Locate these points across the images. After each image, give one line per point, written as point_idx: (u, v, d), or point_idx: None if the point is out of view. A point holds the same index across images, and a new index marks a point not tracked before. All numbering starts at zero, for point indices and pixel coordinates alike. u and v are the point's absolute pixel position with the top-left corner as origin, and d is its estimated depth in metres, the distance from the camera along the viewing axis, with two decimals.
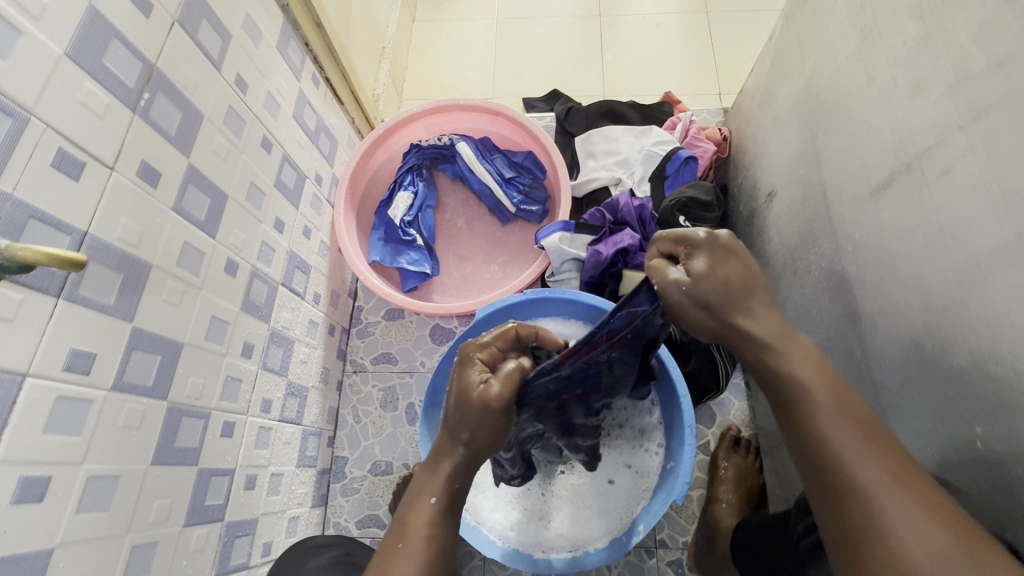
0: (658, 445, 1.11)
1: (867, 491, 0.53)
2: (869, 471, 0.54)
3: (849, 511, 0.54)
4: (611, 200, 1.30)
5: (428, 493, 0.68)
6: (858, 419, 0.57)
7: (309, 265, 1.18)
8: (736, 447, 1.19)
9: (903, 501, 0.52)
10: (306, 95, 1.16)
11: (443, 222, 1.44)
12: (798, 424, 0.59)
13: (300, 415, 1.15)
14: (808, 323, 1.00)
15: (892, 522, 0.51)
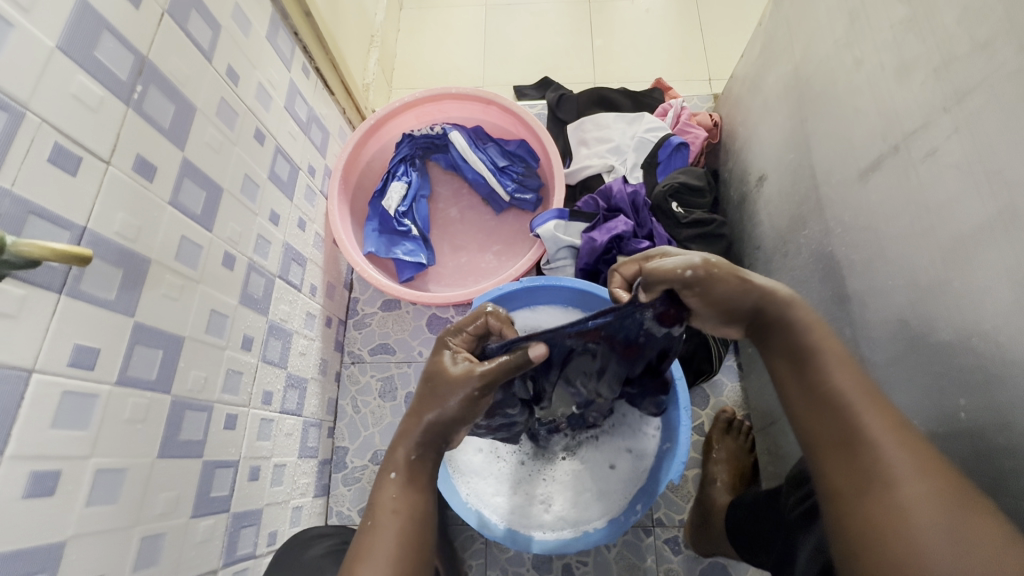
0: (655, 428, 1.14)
1: (867, 451, 0.56)
2: (871, 432, 0.57)
3: (847, 470, 0.57)
4: (604, 187, 1.31)
5: (385, 468, 0.72)
6: (865, 388, 0.60)
7: (305, 257, 1.18)
8: (730, 428, 1.22)
9: (903, 460, 0.54)
10: (296, 85, 1.15)
11: (437, 212, 1.44)
12: (808, 388, 0.63)
13: (300, 407, 1.15)
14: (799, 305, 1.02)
15: (889, 481, 0.54)
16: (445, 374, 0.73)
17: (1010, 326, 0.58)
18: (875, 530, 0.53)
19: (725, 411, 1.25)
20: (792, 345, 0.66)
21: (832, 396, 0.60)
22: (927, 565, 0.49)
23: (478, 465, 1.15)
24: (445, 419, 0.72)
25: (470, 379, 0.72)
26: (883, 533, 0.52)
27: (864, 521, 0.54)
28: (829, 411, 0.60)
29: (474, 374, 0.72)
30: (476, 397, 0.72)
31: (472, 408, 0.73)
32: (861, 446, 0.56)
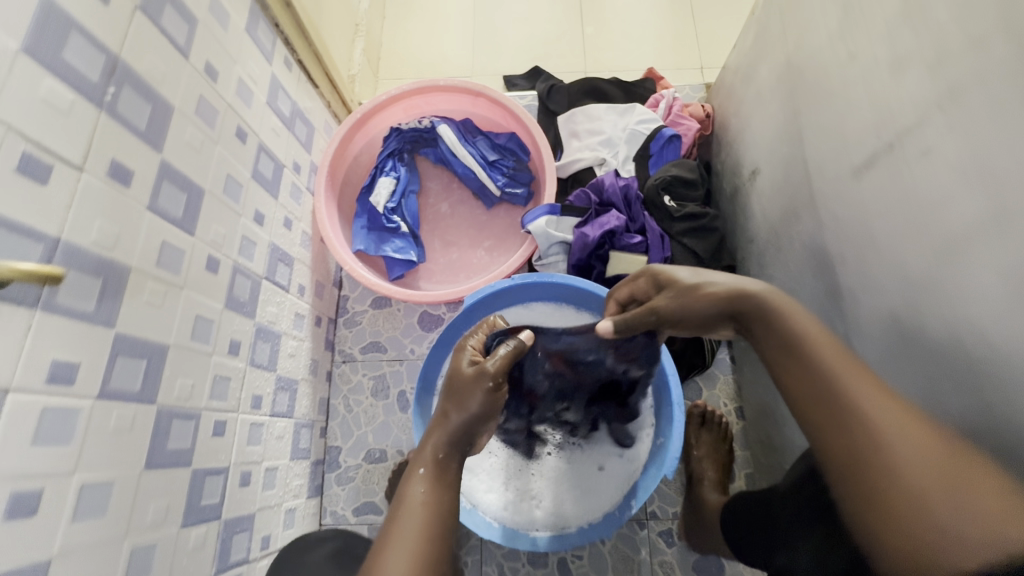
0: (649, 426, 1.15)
1: (855, 416, 0.55)
2: (854, 396, 0.56)
3: (843, 439, 0.55)
4: (596, 181, 1.29)
5: (415, 462, 0.73)
6: (845, 358, 0.60)
7: (292, 257, 1.16)
8: (704, 424, 1.23)
9: (889, 420, 0.53)
10: (278, 79, 1.12)
11: (427, 207, 1.41)
12: (796, 358, 0.62)
13: (290, 408, 1.14)
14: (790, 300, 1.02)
15: (883, 441, 0.52)
16: (461, 376, 0.81)
17: (1002, 327, 0.57)
18: (885, 495, 0.51)
19: (702, 406, 1.26)
20: (772, 321, 0.67)
21: (814, 368, 0.60)
22: (935, 512, 0.48)
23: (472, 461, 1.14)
24: (469, 412, 0.76)
25: (485, 373, 0.79)
26: (893, 496, 0.50)
27: (870, 488, 0.52)
28: (814, 384, 0.59)
29: (488, 369, 0.79)
30: (495, 390, 0.79)
31: (493, 401, 0.78)
32: (849, 412, 0.55)
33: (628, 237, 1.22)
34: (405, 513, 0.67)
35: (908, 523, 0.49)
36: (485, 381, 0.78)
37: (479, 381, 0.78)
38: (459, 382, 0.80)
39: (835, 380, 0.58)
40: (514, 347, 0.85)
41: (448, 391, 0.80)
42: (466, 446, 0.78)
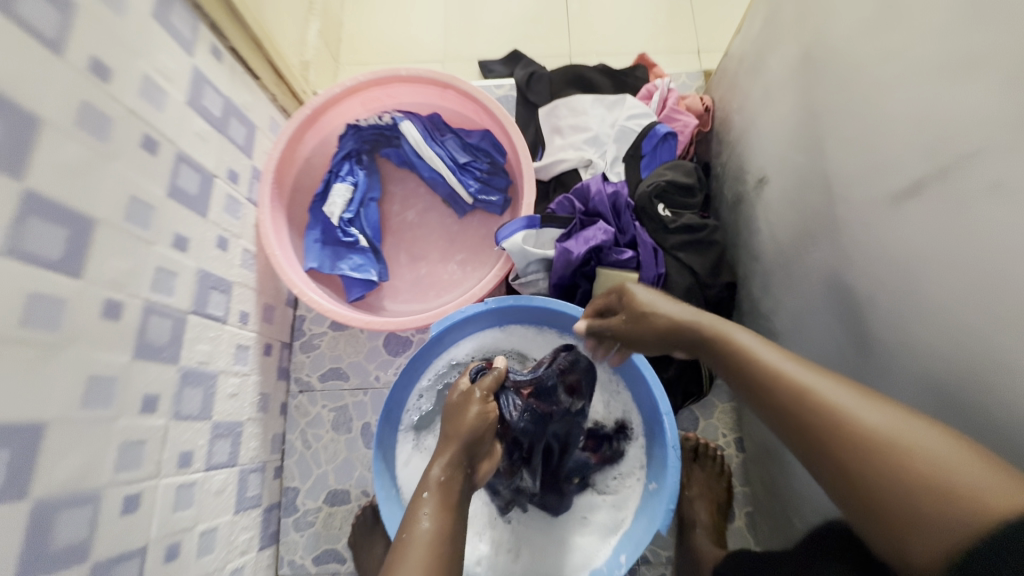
0: (639, 470, 1.03)
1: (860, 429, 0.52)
2: (852, 409, 0.53)
3: (859, 458, 0.51)
4: (581, 186, 1.13)
5: (420, 487, 0.71)
6: (812, 369, 0.59)
7: (229, 283, 1.00)
8: (697, 459, 1.12)
9: (898, 426, 0.51)
10: (204, 73, 0.94)
11: (391, 215, 1.26)
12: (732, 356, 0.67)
13: (233, 455, 1.01)
14: (801, 334, 0.88)
15: (901, 450, 0.49)
16: (453, 405, 0.83)
17: None
18: (922, 503, 0.47)
19: (696, 438, 1.14)
20: (740, 361, 0.66)
21: (805, 390, 0.57)
22: (885, 456, 0.50)
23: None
24: (464, 436, 0.76)
25: (473, 395, 0.82)
26: (932, 499, 0.47)
27: (900, 501, 0.48)
28: (809, 407, 0.56)
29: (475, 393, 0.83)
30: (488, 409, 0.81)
31: (488, 419, 0.80)
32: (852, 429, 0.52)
33: (616, 252, 1.07)
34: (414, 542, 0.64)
35: (869, 474, 0.50)
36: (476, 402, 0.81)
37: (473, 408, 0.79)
38: (451, 410, 0.82)
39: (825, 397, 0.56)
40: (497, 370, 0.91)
41: (448, 413, 0.82)
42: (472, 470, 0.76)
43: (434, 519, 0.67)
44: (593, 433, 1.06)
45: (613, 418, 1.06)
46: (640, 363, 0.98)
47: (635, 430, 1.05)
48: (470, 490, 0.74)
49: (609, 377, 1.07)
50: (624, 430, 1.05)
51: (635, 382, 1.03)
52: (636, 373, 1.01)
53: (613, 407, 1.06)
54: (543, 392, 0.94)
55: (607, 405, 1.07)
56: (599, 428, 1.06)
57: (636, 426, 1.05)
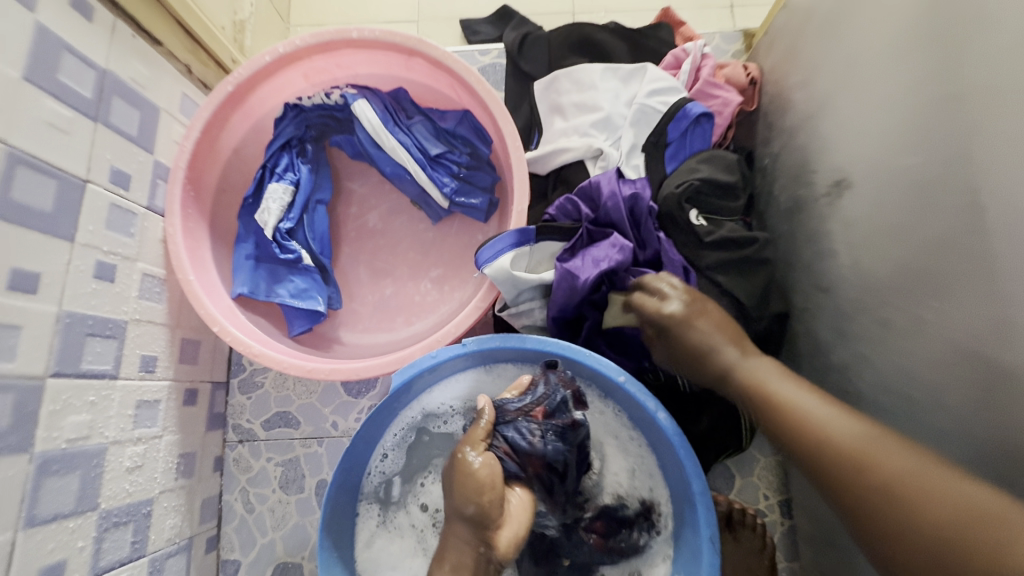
0: (665, 560, 0.81)
1: (883, 471, 0.53)
2: (877, 453, 0.54)
3: (888, 499, 0.51)
4: (587, 184, 0.87)
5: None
6: (836, 407, 0.59)
7: (121, 323, 0.75)
8: (731, 531, 0.88)
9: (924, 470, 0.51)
10: (58, 34, 0.66)
11: (348, 220, 1.00)
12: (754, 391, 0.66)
13: (140, 545, 0.78)
14: (896, 407, 0.63)
15: (924, 490, 0.50)
16: (450, 468, 0.72)
17: None
18: (950, 548, 0.47)
19: (732, 503, 0.91)
20: (766, 403, 0.64)
21: (830, 432, 0.57)
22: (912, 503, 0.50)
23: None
24: (463, 514, 0.66)
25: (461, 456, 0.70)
26: (962, 544, 0.46)
27: (932, 545, 0.48)
28: (837, 447, 0.56)
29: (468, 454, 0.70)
30: (488, 466, 0.69)
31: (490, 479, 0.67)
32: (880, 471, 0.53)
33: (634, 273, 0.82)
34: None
35: (897, 519, 0.50)
36: (472, 463, 0.69)
37: (472, 478, 0.67)
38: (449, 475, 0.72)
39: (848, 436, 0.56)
40: (486, 412, 0.76)
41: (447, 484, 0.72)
42: (486, 544, 0.66)
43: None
44: (607, 514, 0.83)
45: (636, 499, 0.83)
46: (674, 430, 0.75)
47: (662, 524, 0.82)
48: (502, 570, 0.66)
49: (634, 439, 0.85)
50: (648, 516, 0.82)
51: (664, 450, 0.80)
52: (667, 439, 0.77)
53: (638, 482, 0.84)
54: (557, 406, 0.77)
55: (632, 477, 0.84)
56: (618, 509, 0.83)
57: (662, 517, 0.82)
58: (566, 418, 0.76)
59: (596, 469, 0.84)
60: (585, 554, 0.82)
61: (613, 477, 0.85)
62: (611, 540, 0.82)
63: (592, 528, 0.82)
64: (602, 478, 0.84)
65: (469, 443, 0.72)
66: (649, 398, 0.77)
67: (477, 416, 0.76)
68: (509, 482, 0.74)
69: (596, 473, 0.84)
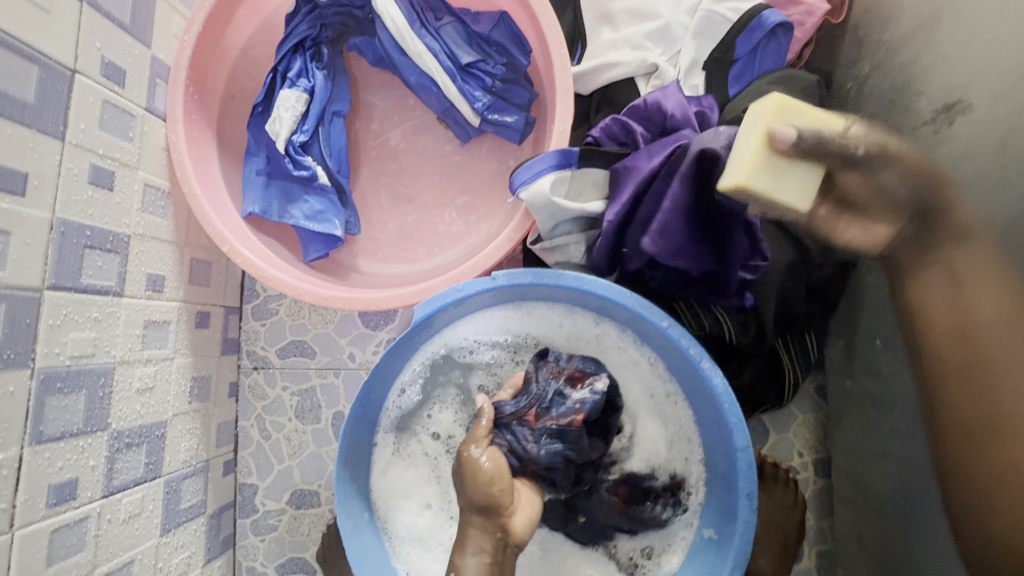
0: (688, 528, 0.78)
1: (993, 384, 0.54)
2: (1007, 372, 0.54)
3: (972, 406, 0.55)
4: (647, 102, 0.77)
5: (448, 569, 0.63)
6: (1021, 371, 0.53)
7: (123, 238, 0.69)
8: (767, 480, 0.85)
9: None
10: None
11: (368, 138, 0.91)
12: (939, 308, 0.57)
13: (154, 466, 0.76)
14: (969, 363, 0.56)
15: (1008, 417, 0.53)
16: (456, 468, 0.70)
17: None
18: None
19: (764, 456, 0.87)
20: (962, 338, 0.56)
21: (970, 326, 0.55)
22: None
23: (418, 521, 0.81)
24: (474, 504, 0.65)
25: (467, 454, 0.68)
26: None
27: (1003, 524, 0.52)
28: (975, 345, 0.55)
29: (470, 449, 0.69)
30: (493, 457, 0.68)
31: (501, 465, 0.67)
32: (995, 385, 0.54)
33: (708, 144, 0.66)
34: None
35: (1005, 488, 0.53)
36: (478, 461, 0.67)
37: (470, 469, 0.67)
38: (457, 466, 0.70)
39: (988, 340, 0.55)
40: (485, 413, 0.74)
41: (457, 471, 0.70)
42: (503, 530, 0.64)
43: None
44: (633, 481, 0.79)
45: (667, 472, 0.79)
46: (719, 382, 0.69)
47: (691, 501, 0.78)
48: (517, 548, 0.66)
49: (672, 397, 0.79)
50: (675, 492, 0.79)
51: (705, 407, 0.75)
52: (710, 395, 0.72)
53: (675, 453, 0.79)
54: (551, 405, 0.72)
55: (669, 448, 0.80)
56: (646, 478, 0.79)
57: (691, 494, 0.78)
58: (563, 414, 0.72)
59: (627, 434, 0.80)
60: (603, 514, 0.79)
61: (647, 445, 0.80)
62: (634, 508, 0.78)
63: (614, 491, 0.79)
64: (633, 445, 0.80)
65: (471, 442, 0.70)
66: (693, 344, 0.71)
67: (475, 422, 0.73)
68: (517, 476, 0.71)
69: (626, 437, 0.80)
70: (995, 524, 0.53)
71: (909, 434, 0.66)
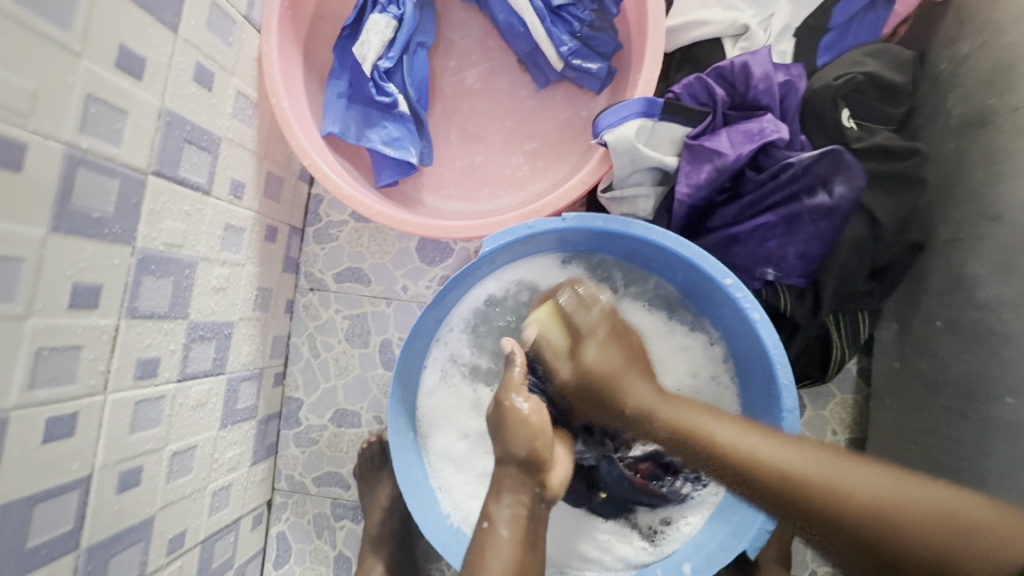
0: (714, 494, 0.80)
1: (872, 524, 0.52)
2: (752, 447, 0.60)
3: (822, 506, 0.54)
4: (737, 61, 0.76)
5: (480, 517, 0.65)
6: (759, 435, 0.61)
7: (216, 140, 0.72)
8: None
9: (796, 461, 0.57)
10: None
11: (445, 74, 0.92)
12: (977, 325, 0.66)
13: (220, 362, 0.80)
14: (973, 369, 0.66)
15: (874, 512, 0.52)
16: (493, 415, 0.69)
17: None
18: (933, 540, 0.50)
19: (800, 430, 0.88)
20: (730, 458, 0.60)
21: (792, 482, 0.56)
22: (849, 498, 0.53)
23: (457, 443, 0.85)
24: (513, 459, 0.66)
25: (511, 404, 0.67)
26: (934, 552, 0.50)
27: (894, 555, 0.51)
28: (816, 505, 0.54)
29: (516, 404, 0.67)
30: (537, 411, 0.67)
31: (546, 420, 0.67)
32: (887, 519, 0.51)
33: (785, 152, 0.74)
34: (495, 561, 0.61)
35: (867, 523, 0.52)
36: (521, 408, 0.67)
37: (504, 415, 0.67)
38: (498, 420, 0.68)
39: (813, 480, 0.55)
40: (519, 358, 0.73)
41: (495, 427, 0.68)
42: (541, 485, 0.66)
43: (510, 546, 0.62)
44: (655, 457, 0.81)
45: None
46: (773, 345, 0.70)
47: (710, 478, 0.81)
48: (549, 506, 0.67)
49: (712, 369, 0.82)
50: (695, 468, 0.80)
51: (754, 370, 0.76)
52: (763, 356, 0.72)
53: None
54: None
55: None
56: (666, 455, 0.82)
57: None
58: None
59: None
60: (623, 489, 0.81)
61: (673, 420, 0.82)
62: (653, 483, 0.81)
63: (634, 468, 0.81)
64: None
65: (511, 389, 0.69)
66: (753, 306, 0.70)
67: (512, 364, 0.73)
68: (556, 427, 0.76)
69: None
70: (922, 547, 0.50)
71: (961, 414, 0.67)
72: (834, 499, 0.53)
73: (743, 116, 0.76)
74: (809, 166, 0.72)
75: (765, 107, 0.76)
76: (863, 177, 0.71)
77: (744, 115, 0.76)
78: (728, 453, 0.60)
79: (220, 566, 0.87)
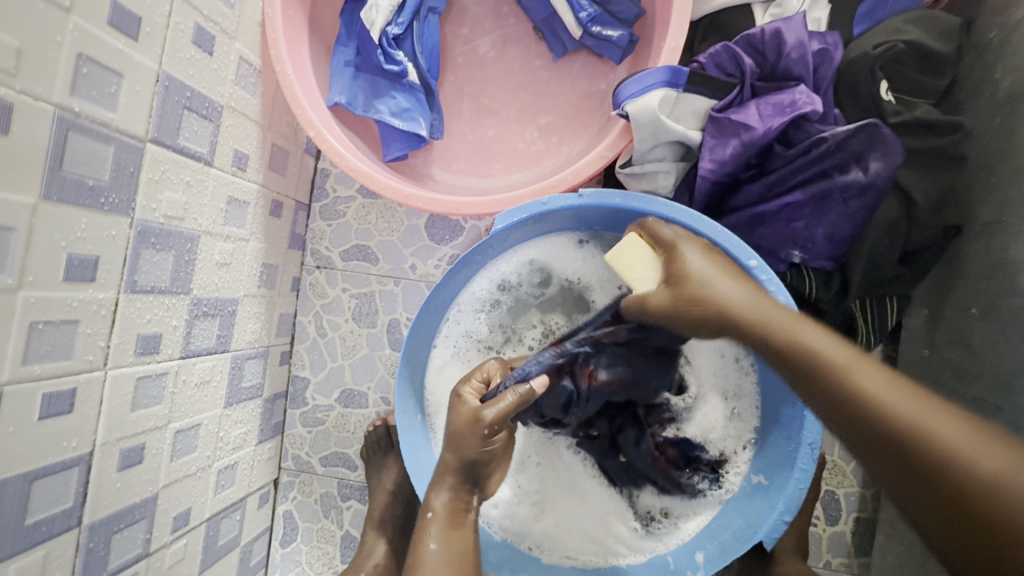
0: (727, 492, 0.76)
1: (942, 461, 0.43)
2: (875, 385, 0.47)
3: (879, 441, 0.46)
4: (770, 28, 0.71)
5: (422, 508, 0.65)
6: (873, 365, 0.49)
7: (218, 108, 0.69)
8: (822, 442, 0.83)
9: (897, 399, 0.46)
10: None
11: (457, 43, 0.87)
12: (1017, 313, 0.62)
13: (224, 340, 0.78)
14: (1011, 360, 0.62)
15: (943, 450, 0.43)
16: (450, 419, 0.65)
17: None
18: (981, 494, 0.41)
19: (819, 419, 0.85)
20: (853, 402, 0.47)
21: (880, 410, 0.46)
22: (915, 428, 0.45)
23: None
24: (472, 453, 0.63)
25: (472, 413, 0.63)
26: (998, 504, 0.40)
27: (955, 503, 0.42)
28: (836, 395, 0.48)
29: (483, 416, 0.62)
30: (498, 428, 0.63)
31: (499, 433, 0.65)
32: (967, 490, 0.41)
33: (818, 127, 0.70)
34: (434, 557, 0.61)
35: (932, 458, 0.43)
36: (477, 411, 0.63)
37: (463, 417, 0.63)
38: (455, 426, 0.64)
39: (866, 401, 0.47)
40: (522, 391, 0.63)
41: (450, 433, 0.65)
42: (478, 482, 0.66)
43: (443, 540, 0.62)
44: (683, 446, 0.78)
45: (717, 449, 0.78)
46: None
47: (728, 479, 0.76)
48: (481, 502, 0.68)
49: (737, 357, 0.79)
50: (716, 468, 0.77)
51: None
52: None
53: (730, 430, 0.78)
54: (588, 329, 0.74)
55: (726, 423, 0.78)
56: (696, 448, 0.78)
57: (733, 473, 0.76)
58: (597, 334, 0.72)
59: (691, 395, 0.79)
60: (643, 464, 0.77)
61: (706, 417, 0.78)
62: (675, 470, 0.77)
63: (662, 449, 0.78)
64: (695, 407, 0.79)
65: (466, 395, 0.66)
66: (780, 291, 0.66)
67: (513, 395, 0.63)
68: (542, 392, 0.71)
69: (689, 399, 0.79)
70: (985, 494, 0.41)
71: (995, 405, 0.64)
72: (887, 417, 0.46)
73: (773, 89, 0.71)
74: (842, 142, 0.67)
75: (797, 78, 0.71)
76: (900, 156, 0.67)
77: (774, 86, 0.72)
78: (773, 329, 0.54)
79: (227, 544, 0.87)
